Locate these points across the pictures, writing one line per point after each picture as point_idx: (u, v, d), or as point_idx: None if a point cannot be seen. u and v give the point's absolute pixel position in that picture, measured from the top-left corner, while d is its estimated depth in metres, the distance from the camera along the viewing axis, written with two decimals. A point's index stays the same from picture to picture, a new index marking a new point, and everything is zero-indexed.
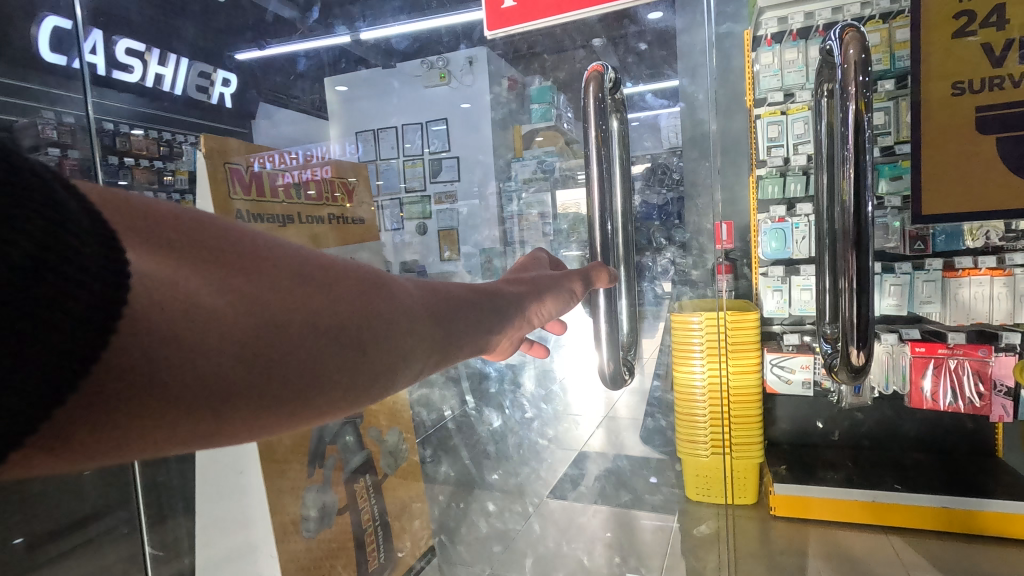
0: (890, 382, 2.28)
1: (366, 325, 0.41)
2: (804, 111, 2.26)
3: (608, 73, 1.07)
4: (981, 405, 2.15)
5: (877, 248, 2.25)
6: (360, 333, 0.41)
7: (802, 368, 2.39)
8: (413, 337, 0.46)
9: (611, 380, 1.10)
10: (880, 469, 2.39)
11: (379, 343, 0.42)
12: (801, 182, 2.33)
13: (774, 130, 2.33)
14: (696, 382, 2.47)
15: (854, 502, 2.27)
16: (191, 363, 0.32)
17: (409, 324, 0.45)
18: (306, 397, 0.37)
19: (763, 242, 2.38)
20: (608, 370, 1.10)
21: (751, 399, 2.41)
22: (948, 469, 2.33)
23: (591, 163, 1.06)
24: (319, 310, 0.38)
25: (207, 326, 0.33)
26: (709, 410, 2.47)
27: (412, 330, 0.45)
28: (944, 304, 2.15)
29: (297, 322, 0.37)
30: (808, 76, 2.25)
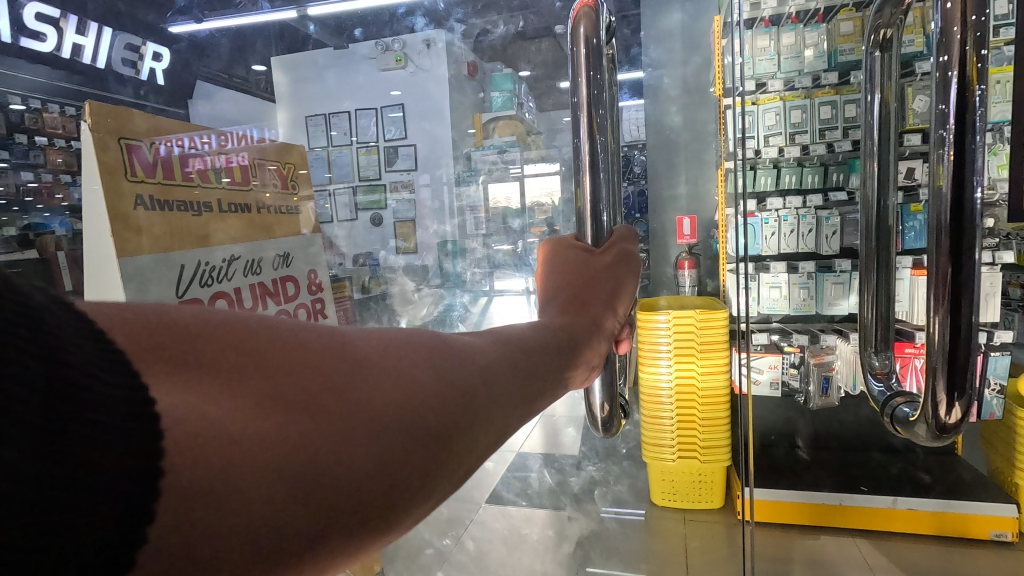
0: (858, 382, 2.20)
1: (446, 414, 0.35)
2: (777, 101, 2.18)
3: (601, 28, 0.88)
4: None
5: (849, 244, 2.18)
6: (421, 425, 0.33)
7: (770, 368, 2.29)
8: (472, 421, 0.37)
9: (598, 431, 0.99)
10: (847, 471, 2.34)
11: (435, 438, 0.34)
12: (771, 175, 2.24)
13: (746, 120, 2.23)
14: (662, 382, 2.35)
15: (826, 506, 2.21)
16: (239, 520, 0.26)
17: (498, 391, 0.39)
18: (392, 510, 0.32)
19: (733, 237, 2.30)
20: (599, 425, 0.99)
21: (719, 398, 2.33)
22: (913, 471, 2.30)
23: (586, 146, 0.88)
24: (395, 410, 0.32)
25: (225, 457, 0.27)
26: (677, 411, 2.35)
27: (473, 404, 0.37)
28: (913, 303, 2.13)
29: (376, 429, 0.31)
30: (781, 66, 2.17)
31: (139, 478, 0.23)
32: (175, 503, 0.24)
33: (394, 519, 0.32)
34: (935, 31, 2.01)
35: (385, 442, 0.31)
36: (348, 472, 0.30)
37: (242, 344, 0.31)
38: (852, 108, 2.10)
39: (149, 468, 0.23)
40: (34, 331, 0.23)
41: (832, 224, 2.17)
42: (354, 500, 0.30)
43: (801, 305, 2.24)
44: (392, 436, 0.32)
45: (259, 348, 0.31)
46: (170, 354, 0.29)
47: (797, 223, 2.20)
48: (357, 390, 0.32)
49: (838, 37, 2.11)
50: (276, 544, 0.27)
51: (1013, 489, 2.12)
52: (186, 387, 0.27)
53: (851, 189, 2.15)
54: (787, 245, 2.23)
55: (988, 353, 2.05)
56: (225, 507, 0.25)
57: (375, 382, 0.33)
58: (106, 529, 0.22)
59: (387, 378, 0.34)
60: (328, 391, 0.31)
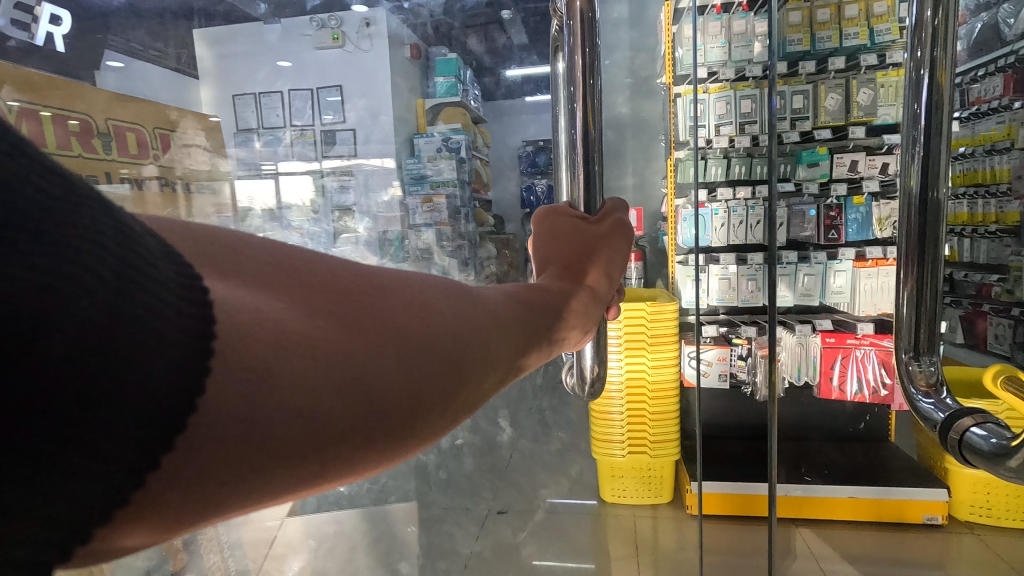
0: (802, 373, 2.24)
1: (458, 346, 0.37)
2: (727, 90, 2.17)
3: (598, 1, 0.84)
4: (885, 394, 2.18)
5: (796, 236, 2.17)
6: (434, 353, 0.35)
7: (718, 360, 2.33)
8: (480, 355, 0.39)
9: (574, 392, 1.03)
10: (790, 461, 2.37)
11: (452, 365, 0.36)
12: (722, 165, 2.23)
13: (697, 109, 2.20)
14: (612, 376, 2.29)
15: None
16: (280, 405, 0.29)
17: (504, 337, 0.41)
18: (412, 424, 0.34)
19: (683, 228, 2.28)
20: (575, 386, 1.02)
21: (669, 391, 2.29)
22: (852, 459, 2.35)
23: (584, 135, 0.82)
24: (407, 341, 0.35)
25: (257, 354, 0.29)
26: (626, 405, 2.29)
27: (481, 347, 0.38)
28: (853, 294, 2.15)
29: (387, 353, 0.34)
30: (731, 54, 2.16)
31: (188, 365, 0.26)
32: (219, 383, 0.27)
33: (400, 447, 0.35)
34: (876, 25, 2.01)
35: (402, 359, 0.34)
36: (373, 377, 0.32)
37: (286, 275, 0.36)
38: (799, 99, 2.09)
39: (196, 349, 0.26)
40: (104, 243, 0.25)
41: (780, 217, 2.16)
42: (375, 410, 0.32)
43: (749, 297, 2.20)
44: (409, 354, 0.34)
45: (300, 276, 0.36)
46: (214, 281, 0.33)
47: (745, 215, 2.21)
48: (376, 313, 0.35)
49: (787, 26, 2.08)
50: (311, 440, 0.30)
51: (943, 474, 2.18)
52: (236, 294, 0.32)
53: (797, 181, 2.15)
54: (735, 237, 2.23)
55: None
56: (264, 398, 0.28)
57: (392, 310, 0.36)
58: (164, 398, 0.25)
59: (402, 307, 0.36)
60: (350, 316, 0.34)
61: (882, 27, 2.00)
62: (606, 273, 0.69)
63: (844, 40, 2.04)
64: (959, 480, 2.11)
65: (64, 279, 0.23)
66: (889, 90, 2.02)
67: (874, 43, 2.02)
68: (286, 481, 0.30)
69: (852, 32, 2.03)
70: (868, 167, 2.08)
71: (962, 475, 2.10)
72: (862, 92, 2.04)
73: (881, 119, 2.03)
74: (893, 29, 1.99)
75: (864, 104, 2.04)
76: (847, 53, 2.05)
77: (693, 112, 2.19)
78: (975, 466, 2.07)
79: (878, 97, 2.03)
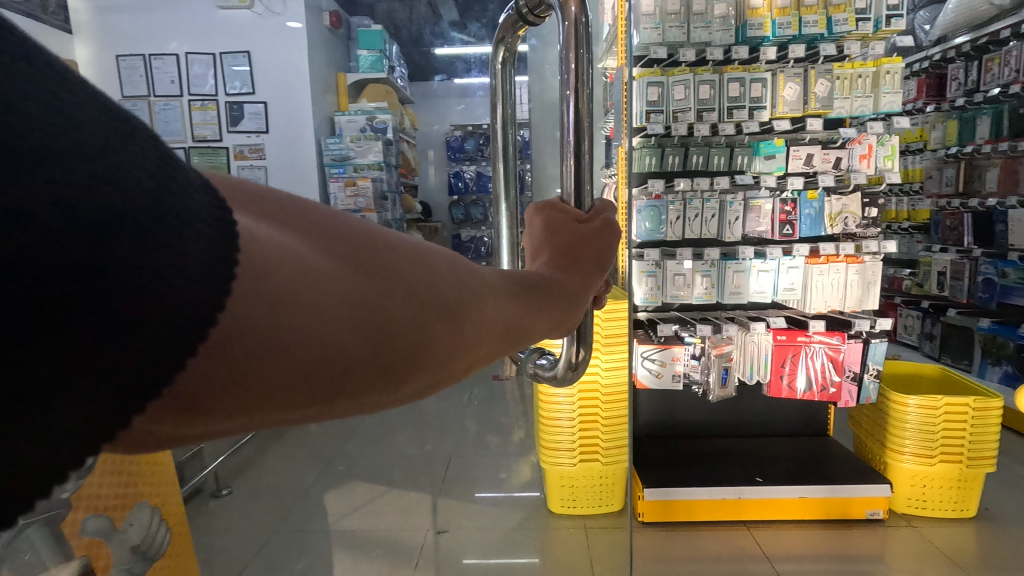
0: (755, 371, 2.16)
1: (466, 293, 0.31)
2: (685, 74, 2.02)
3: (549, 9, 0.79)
4: (833, 392, 2.15)
5: (751, 232, 2.10)
6: (441, 296, 0.30)
7: (672, 360, 2.14)
8: (485, 308, 0.32)
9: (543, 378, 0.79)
10: (740, 460, 2.30)
11: (462, 309, 0.31)
12: (679, 155, 2.11)
13: (653, 92, 2.02)
14: (561, 383, 2.13)
15: (722, 500, 2.13)
16: (282, 336, 0.25)
17: (512, 294, 0.35)
18: (407, 379, 0.29)
19: (637, 221, 2.11)
20: (544, 367, 0.79)
21: (622, 398, 2.15)
22: (799, 456, 2.31)
23: (572, 129, 0.73)
24: (414, 279, 0.30)
25: (268, 282, 0.25)
26: (576, 413, 2.15)
27: (491, 297, 0.33)
28: (805, 292, 2.12)
29: (396, 294, 0.28)
30: (690, 34, 1.99)
31: (210, 291, 0.24)
32: (234, 317, 0.24)
33: (399, 399, 0.30)
34: (834, 14, 1.94)
35: (401, 297, 0.29)
36: (374, 314, 0.28)
37: (289, 206, 0.32)
38: (758, 87, 1.99)
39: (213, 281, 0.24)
40: (135, 173, 0.23)
41: (736, 211, 2.08)
42: (364, 346, 0.27)
43: (703, 294, 2.12)
44: (408, 296, 0.29)
45: (305, 207, 0.32)
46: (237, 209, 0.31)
47: (700, 207, 2.10)
48: (385, 247, 0.30)
49: (746, 9, 1.97)
50: (308, 381, 0.26)
51: (881, 468, 2.21)
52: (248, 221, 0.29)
53: (754, 174, 2.06)
54: (691, 231, 2.11)
55: (869, 340, 2.11)
56: (259, 309, 0.25)
57: (401, 248, 0.31)
58: (180, 324, 0.23)
59: (414, 247, 0.31)
60: (357, 245, 0.29)
61: (840, 17, 1.93)
62: (600, 252, 0.46)
63: (803, 28, 1.95)
64: (898, 474, 2.14)
65: (94, 196, 0.21)
66: (843, 82, 1.99)
67: (832, 33, 1.95)
68: (283, 417, 0.27)
69: (811, 19, 1.94)
70: (824, 161, 2.03)
71: (900, 469, 2.13)
72: (821, 82, 1.98)
73: (835, 112, 1.99)
74: (849, 20, 1.93)
75: (821, 95, 1.98)
76: (804, 42, 1.97)
77: (650, 96, 2.02)
78: (912, 460, 2.10)
79: (833, 89, 1.99)
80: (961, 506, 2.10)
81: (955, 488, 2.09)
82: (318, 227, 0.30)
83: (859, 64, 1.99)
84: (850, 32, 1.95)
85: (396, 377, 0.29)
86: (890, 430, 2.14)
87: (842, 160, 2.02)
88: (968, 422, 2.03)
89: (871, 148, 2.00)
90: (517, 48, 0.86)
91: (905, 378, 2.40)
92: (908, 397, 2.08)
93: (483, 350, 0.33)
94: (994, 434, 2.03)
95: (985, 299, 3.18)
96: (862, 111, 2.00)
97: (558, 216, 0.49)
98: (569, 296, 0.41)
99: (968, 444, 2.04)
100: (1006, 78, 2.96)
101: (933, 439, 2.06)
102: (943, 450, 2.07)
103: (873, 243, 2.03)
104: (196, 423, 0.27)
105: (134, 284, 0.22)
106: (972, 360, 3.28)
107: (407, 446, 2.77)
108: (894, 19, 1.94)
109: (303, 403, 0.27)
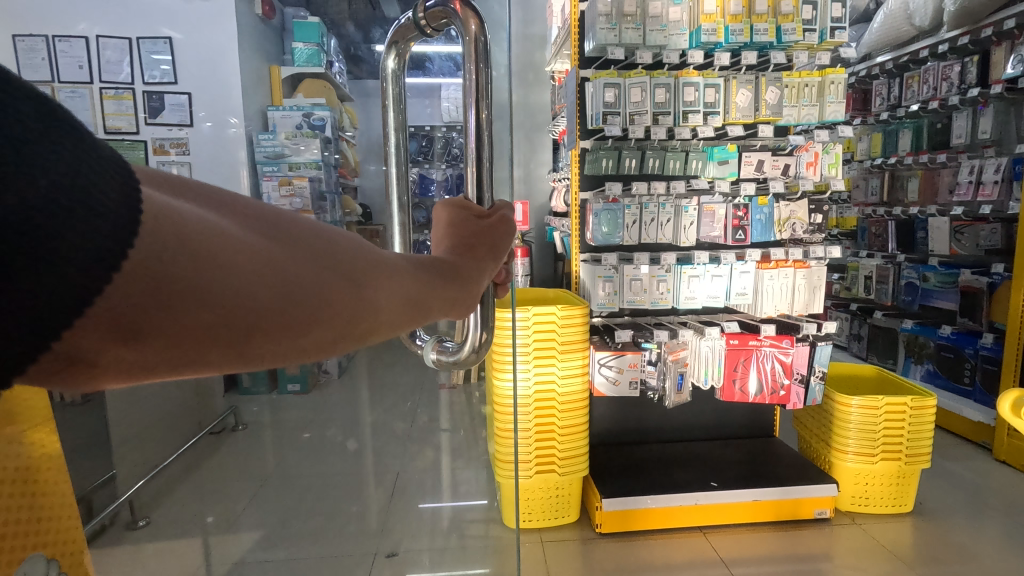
0: (709, 376, 2.16)
1: (363, 260, 0.36)
2: (642, 76, 1.99)
3: (447, 24, 0.81)
4: (783, 394, 2.17)
5: (704, 236, 2.10)
6: (337, 260, 0.35)
7: (629, 367, 2.11)
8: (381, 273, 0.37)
9: (445, 363, 0.79)
10: (694, 465, 2.28)
11: (358, 273, 0.36)
12: (636, 157, 2.09)
13: (610, 93, 1.99)
14: (516, 390, 2.04)
15: (678, 508, 2.10)
16: (199, 288, 0.29)
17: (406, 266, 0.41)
18: (311, 331, 0.33)
19: (594, 226, 2.09)
20: (445, 353, 0.79)
21: (578, 407, 2.09)
22: (749, 459, 2.32)
23: (474, 141, 0.77)
24: (317, 246, 0.34)
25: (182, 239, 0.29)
26: (532, 423, 2.04)
27: (385, 264, 0.38)
28: (756, 296, 2.14)
29: (299, 254, 0.33)
30: (646, 37, 1.98)
31: (128, 241, 0.26)
32: (152, 265, 0.27)
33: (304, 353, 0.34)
34: (783, 23, 1.97)
35: (314, 257, 0.34)
36: (282, 270, 0.32)
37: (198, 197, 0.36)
38: (712, 93, 2.00)
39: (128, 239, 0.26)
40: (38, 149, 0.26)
41: (691, 215, 2.07)
42: (281, 292, 0.32)
43: (659, 298, 2.12)
44: (318, 257, 0.34)
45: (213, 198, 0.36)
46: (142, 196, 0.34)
47: (656, 212, 2.08)
48: (299, 224, 0.35)
49: (700, 14, 1.96)
50: (221, 325, 0.30)
51: (826, 467, 2.27)
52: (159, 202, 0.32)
53: (708, 179, 2.09)
54: (647, 236, 2.09)
55: (815, 343, 2.15)
56: (193, 251, 0.29)
57: (312, 226, 0.36)
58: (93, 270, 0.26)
59: (321, 227, 0.36)
60: (272, 222, 0.35)
61: (788, 26, 1.96)
62: (493, 248, 0.52)
63: (754, 36, 1.97)
64: (842, 473, 2.20)
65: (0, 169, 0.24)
66: (791, 90, 2.03)
67: (781, 42, 1.98)
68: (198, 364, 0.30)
69: (762, 27, 1.96)
70: (773, 168, 2.06)
71: (844, 468, 2.19)
72: (771, 89, 2.00)
73: (784, 119, 2.03)
74: (797, 30, 1.97)
75: (771, 103, 2.01)
76: (755, 50, 2.00)
77: (607, 97, 1.99)
78: (855, 459, 2.16)
79: (783, 98, 2.02)
80: (900, 501, 2.19)
81: (894, 485, 2.17)
82: (235, 214, 0.36)
83: (805, 73, 2.04)
84: (798, 41, 1.98)
85: (308, 324, 0.33)
86: (834, 430, 2.20)
87: (791, 167, 2.06)
88: (905, 420, 2.11)
89: (817, 155, 2.05)
90: (408, 56, 0.85)
91: (846, 380, 2.48)
92: (851, 398, 2.14)
93: (388, 313, 0.37)
94: (929, 432, 2.13)
95: (908, 301, 3.38)
96: (809, 120, 2.04)
97: (460, 213, 0.55)
98: (465, 276, 0.46)
99: (906, 442, 2.12)
100: (925, 95, 3.15)
101: (874, 438, 2.13)
102: (883, 449, 2.14)
103: (821, 249, 2.07)
104: (129, 359, 0.29)
105: (49, 229, 0.25)
106: (897, 359, 3.48)
107: (351, 464, 2.60)
108: (837, 31, 2.00)
109: (227, 345, 0.30)
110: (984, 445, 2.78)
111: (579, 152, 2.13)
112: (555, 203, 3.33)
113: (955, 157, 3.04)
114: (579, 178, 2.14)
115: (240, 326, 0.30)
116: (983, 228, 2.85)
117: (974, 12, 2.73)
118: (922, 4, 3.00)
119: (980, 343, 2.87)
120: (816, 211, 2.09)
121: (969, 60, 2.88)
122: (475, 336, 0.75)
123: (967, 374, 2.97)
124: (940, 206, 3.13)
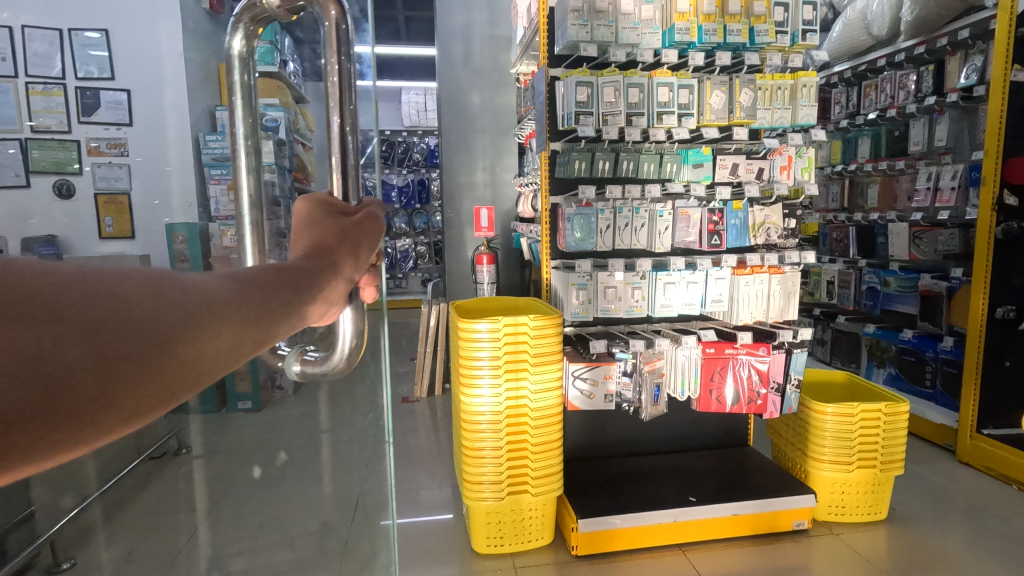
0: (685, 387, 2.08)
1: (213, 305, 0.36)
2: (615, 75, 1.91)
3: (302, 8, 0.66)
4: (760, 403, 2.11)
5: (679, 242, 2.04)
6: (187, 310, 0.35)
7: (603, 378, 2.01)
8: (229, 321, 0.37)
9: (312, 376, 0.63)
10: (671, 479, 2.20)
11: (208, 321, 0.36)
12: (609, 160, 2.01)
13: (582, 92, 1.90)
14: (485, 407, 1.93)
15: (657, 525, 2.00)
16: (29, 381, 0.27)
17: (260, 297, 0.41)
18: (161, 389, 0.33)
19: (567, 231, 2.00)
20: (312, 364, 0.63)
21: (551, 422, 1.98)
22: (726, 470, 2.25)
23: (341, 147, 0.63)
24: (166, 303, 0.34)
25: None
26: (501, 441, 1.94)
27: (234, 304, 0.38)
28: (732, 303, 2.09)
29: (144, 314, 0.32)
30: (619, 35, 1.90)
31: None
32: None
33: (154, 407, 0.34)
34: (755, 24, 1.93)
35: (161, 309, 0.33)
36: (127, 338, 0.31)
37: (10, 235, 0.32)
38: (685, 94, 1.94)
39: None
40: None
41: (665, 220, 2.01)
42: (125, 341, 0.31)
43: (634, 306, 2.03)
44: (167, 314, 0.33)
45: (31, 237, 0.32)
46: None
47: (630, 216, 2.00)
48: (140, 278, 0.33)
49: (673, 13, 1.90)
50: (61, 411, 0.29)
51: (802, 476, 2.23)
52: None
53: (683, 182, 2.02)
54: (621, 241, 2.01)
55: (791, 350, 2.10)
56: (11, 317, 0.27)
57: (159, 279, 0.34)
58: None
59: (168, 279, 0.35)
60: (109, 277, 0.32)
61: (761, 27, 1.92)
62: (355, 248, 0.54)
63: (727, 36, 1.92)
64: (819, 482, 2.16)
65: None
66: (764, 93, 1.98)
67: (753, 43, 1.94)
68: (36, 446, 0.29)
69: (735, 28, 1.92)
70: (747, 171, 2.02)
71: (820, 477, 2.16)
72: (744, 91, 1.95)
73: (758, 122, 1.98)
74: (770, 31, 1.93)
75: (745, 105, 1.96)
76: (729, 51, 1.95)
77: (579, 96, 1.90)
78: (831, 467, 2.13)
79: (756, 100, 1.98)
80: (875, 508, 2.17)
81: (870, 492, 2.15)
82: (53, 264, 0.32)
83: (777, 76, 2.00)
84: (771, 43, 1.94)
85: (163, 382, 0.33)
86: (810, 439, 2.16)
87: (764, 171, 2.03)
88: (880, 427, 2.09)
89: (790, 159, 2.02)
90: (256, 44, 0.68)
91: (819, 386, 2.45)
92: (827, 406, 2.11)
93: (239, 350, 0.38)
94: (903, 438, 2.12)
95: (869, 305, 3.43)
96: (782, 123, 2.00)
97: (322, 211, 0.55)
98: (325, 285, 0.48)
99: (881, 449, 2.10)
100: (883, 103, 3.21)
101: (849, 446, 2.10)
102: (858, 456, 2.11)
103: (796, 254, 2.03)
104: None
105: None
106: (860, 363, 3.53)
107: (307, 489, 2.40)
108: (809, 34, 1.98)
109: (73, 425, 0.30)
110: (947, 447, 2.82)
111: (549, 154, 2.05)
112: (523, 208, 3.23)
113: (913, 164, 3.10)
114: (549, 181, 2.06)
115: (84, 389, 0.29)
116: (941, 234, 2.90)
117: (929, 22, 2.80)
118: (879, 14, 3.07)
119: (941, 346, 2.92)
120: (789, 216, 2.06)
121: (925, 69, 2.95)
122: (347, 339, 0.61)
123: (929, 377, 3.02)
124: (899, 212, 3.18)
